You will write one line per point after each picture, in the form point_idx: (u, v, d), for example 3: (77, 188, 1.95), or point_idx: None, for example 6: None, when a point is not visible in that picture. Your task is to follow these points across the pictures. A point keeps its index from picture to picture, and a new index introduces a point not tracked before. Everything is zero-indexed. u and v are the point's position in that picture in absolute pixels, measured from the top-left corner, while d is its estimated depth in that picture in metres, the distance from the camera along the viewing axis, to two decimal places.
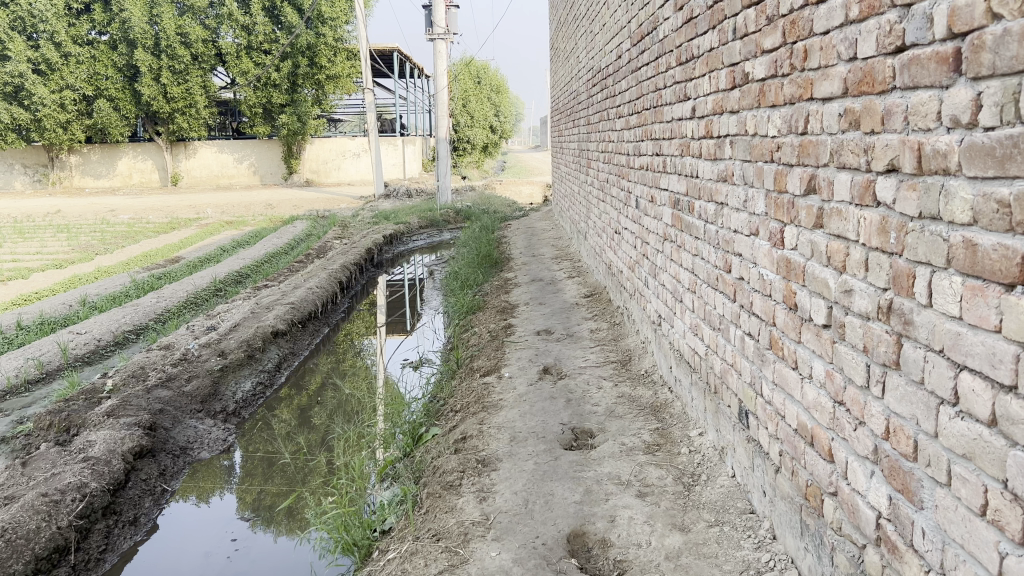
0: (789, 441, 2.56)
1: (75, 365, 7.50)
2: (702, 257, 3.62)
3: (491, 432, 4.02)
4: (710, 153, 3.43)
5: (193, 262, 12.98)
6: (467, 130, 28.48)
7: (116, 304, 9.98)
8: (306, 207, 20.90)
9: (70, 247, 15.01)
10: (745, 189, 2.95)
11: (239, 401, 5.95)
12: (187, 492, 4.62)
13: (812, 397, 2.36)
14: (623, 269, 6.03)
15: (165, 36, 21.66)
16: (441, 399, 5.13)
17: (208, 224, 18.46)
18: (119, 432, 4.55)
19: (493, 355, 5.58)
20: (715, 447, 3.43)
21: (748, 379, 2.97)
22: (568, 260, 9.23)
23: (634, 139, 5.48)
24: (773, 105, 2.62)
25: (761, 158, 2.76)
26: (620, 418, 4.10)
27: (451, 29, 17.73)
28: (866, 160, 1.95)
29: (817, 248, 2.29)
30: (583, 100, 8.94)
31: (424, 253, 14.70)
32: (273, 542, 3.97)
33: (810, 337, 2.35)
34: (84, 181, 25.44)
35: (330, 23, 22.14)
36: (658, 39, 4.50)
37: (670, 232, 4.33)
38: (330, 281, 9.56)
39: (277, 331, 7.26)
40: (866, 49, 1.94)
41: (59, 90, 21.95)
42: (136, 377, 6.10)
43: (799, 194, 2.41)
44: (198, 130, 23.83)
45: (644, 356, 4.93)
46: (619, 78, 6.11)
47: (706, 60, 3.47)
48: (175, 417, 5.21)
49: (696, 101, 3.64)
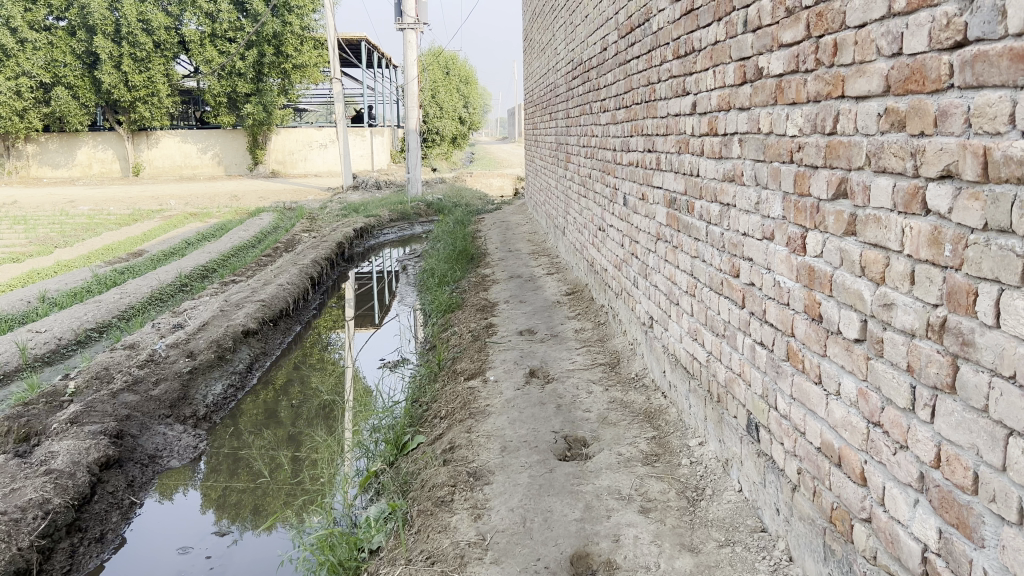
0: (810, 459, 2.42)
1: (34, 365, 7.18)
2: (703, 260, 3.46)
3: (480, 441, 3.84)
4: (713, 152, 3.28)
5: (157, 256, 12.60)
6: (436, 121, 28.20)
7: (77, 300, 9.62)
8: (273, 198, 20.50)
9: (28, 240, 14.50)
10: (757, 190, 2.79)
11: (210, 405, 5.69)
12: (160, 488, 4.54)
13: (840, 416, 2.21)
14: (608, 267, 5.88)
15: (126, 23, 21.06)
16: (424, 404, 4.94)
17: (172, 216, 18.01)
18: (84, 442, 4.29)
19: (477, 357, 5.39)
20: (718, 459, 3.29)
21: (760, 391, 2.83)
22: (546, 256, 9.07)
23: (621, 134, 5.32)
24: (793, 102, 2.47)
25: (778, 158, 2.60)
26: (615, 426, 3.94)
27: (421, 19, 17.42)
28: (913, 164, 1.81)
29: (847, 257, 2.14)
30: (561, 93, 8.76)
31: (395, 246, 14.45)
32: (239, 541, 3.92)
33: (838, 351, 2.20)
34: (41, 171, 24.69)
35: (297, 12, 21.69)
36: (651, 32, 4.33)
37: (664, 231, 4.18)
38: (301, 276, 9.29)
39: (248, 331, 7.00)
40: (915, 44, 1.78)
41: (14, 77, 21.27)
42: (100, 380, 5.81)
43: (825, 198, 2.26)
44: (161, 119, 23.27)
45: (634, 359, 4.79)
46: (604, 71, 5.94)
47: (710, 53, 3.30)
48: (143, 424, 4.95)
49: (697, 97, 3.49)
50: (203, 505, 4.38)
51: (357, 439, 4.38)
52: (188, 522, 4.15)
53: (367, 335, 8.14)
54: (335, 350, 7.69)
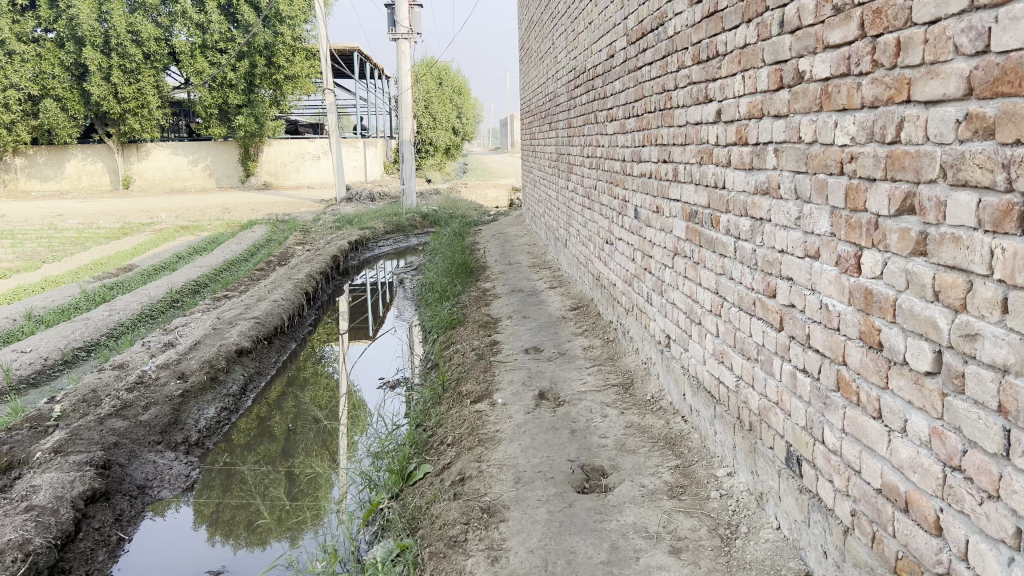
0: (866, 500, 2.20)
1: (19, 388, 6.90)
2: (731, 277, 3.24)
3: (492, 471, 3.60)
4: (743, 163, 3.06)
5: (147, 271, 12.32)
6: (429, 132, 27.99)
7: (65, 318, 9.34)
8: (265, 211, 20.25)
9: (15, 255, 14.18)
10: (798, 204, 2.58)
11: (202, 430, 5.42)
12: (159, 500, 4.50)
13: (906, 456, 1.98)
14: (617, 282, 5.65)
15: (116, 34, 20.82)
16: (428, 429, 4.70)
17: (162, 229, 17.73)
18: (68, 474, 4.04)
19: (482, 378, 5.16)
20: (751, 492, 3.07)
21: (802, 422, 2.60)
22: (547, 269, 8.86)
23: (631, 144, 5.11)
24: (844, 108, 2.25)
25: (823, 169, 2.39)
26: (633, 454, 3.70)
27: (415, 28, 17.23)
28: (1007, 176, 1.59)
29: (915, 279, 1.92)
30: (561, 103, 8.56)
31: (391, 259, 14.22)
32: (233, 555, 3.98)
33: (904, 385, 1.98)
34: (30, 184, 24.35)
35: (288, 22, 21.51)
36: (666, 37, 4.13)
37: (683, 246, 3.96)
38: (296, 292, 9.03)
39: (242, 350, 6.74)
40: (1007, 40, 1.57)
41: (2, 89, 20.98)
42: (87, 403, 5.56)
43: (885, 213, 2.05)
44: (151, 131, 23.02)
45: (649, 380, 4.56)
46: (611, 79, 5.74)
47: (738, 57, 3.09)
48: (132, 452, 4.70)
49: (722, 104, 3.28)
50: (195, 520, 4.35)
51: (360, 467, 4.16)
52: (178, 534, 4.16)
53: (362, 348, 8.06)
54: (330, 363, 7.65)
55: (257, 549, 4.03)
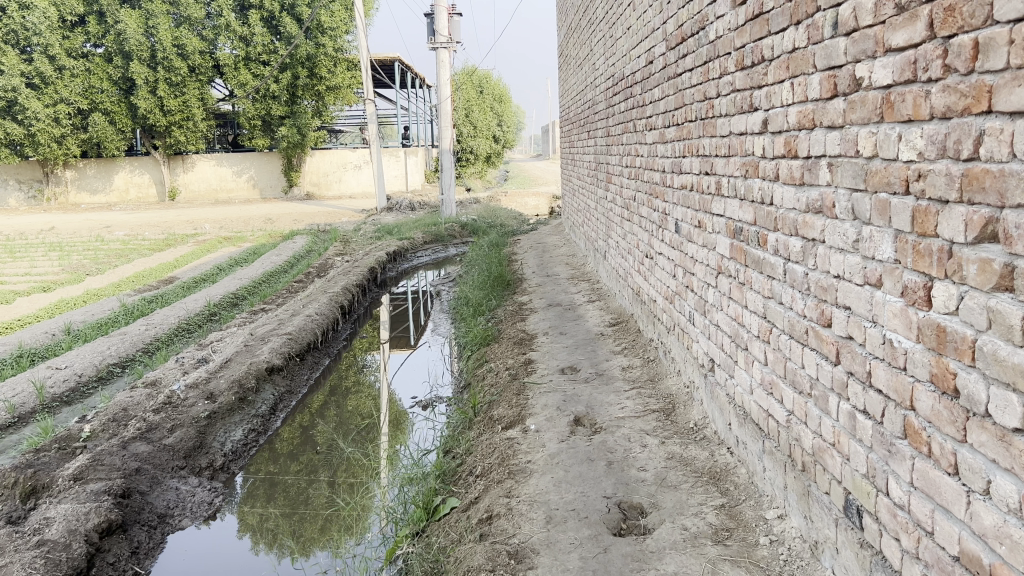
0: (941, 568, 1.92)
1: (52, 406, 6.85)
2: (780, 302, 2.97)
3: (522, 509, 3.39)
4: (793, 178, 2.79)
5: (187, 283, 12.33)
6: (470, 141, 27.90)
7: (103, 332, 9.33)
8: (307, 221, 20.30)
9: (61, 268, 14.32)
10: (856, 226, 2.31)
11: (228, 453, 5.27)
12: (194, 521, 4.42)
13: (991, 524, 1.71)
14: (657, 298, 5.39)
15: (162, 48, 21.07)
16: (458, 457, 4.49)
17: (205, 240, 17.86)
18: (85, 505, 3.90)
19: (515, 401, 4.92)
20: (806, 539, 2.80)
21: (863, 469, 2.33)
22: (586, 282, 8.60)
23: (671, 155, 4.85)
24: (909, 118, 1.98)
25: (885, 187, 2.12)
26: (674, 490, 3.44)
27: (454, 37, 17.09)
28: None
29: (999, 318, 1.65)
30: (600, 110, 8.31)
31: (430, 269, 14.06)
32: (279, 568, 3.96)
33: (988, 440, 1.70)
34: (80, 196, 24.76)
35: (330, 33, 21.59)
36: (707, 41, 3.86)
37: (727, 265, 3.69)
38: (331, 305, 8.89)
39: (273, 368, 6.60)
40: None
41: (53, 104, 21.35)
42: (116, 423, 5.44)
43: (962, 240, 1.77)
44: (196, 143, 23.26)
45: (692, 406, 4.29)
46: (649, 86, 5.49)
47: (786, 62, 2.82)
48: (154, 478, 4.56)
49: (769, 113, 3.01)
50: (239, 530, 4.44)
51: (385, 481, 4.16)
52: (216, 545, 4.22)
53: (401, 357, 8.04)
54: (370, 373, 7.62)
55: (299, 559, 4.05)
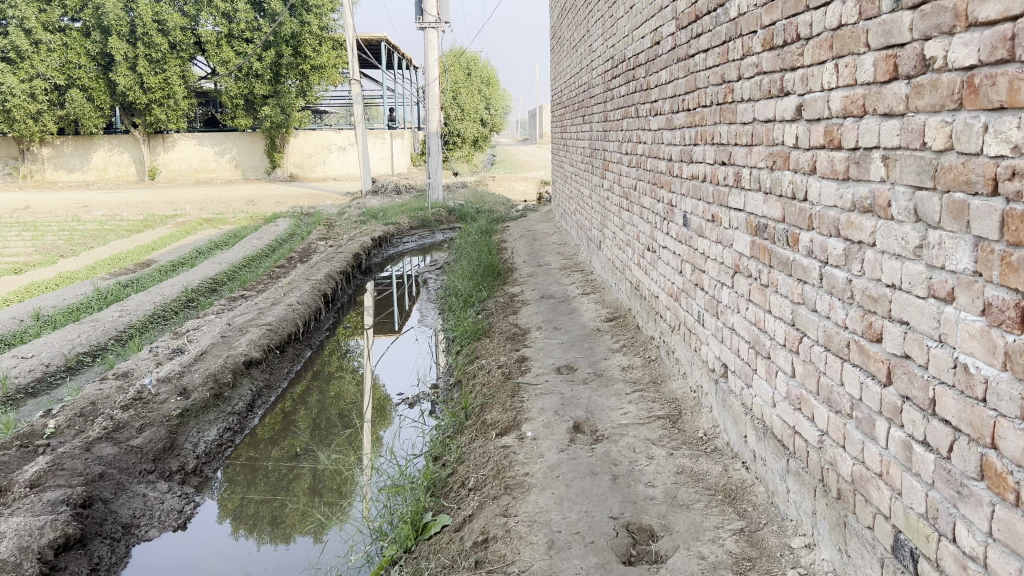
0: None
1: (15, 398, 6.48)
2: (813, 309, 2.68)
3: (521, 531, 3.11)
4: (835, 170, 2.48)
5: (164, 267, 11.91)
6: (457, 124, 27.46)
7: (74, 318, 8.92)
8: (290, 203, 19.86)
9: (35, 248, 13.84)
10: (919, 229, 2.01)
11: (201, 455, 4.93)
12: (162, 531, 4.09)
13: None
14: (659, 295, 5.09)
15: (142, 23, 20.44)
16: (448, 466, 4.20)
17: (185, 221, 17.38)
18: (39, 519, 3.59)
19: (509, 405, 4.62)
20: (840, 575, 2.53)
21: (920, 507, 2.03)
22: (580, 273, 8.27)
23: (679, 143, 4.53)
24: (1001, 106, 1.67)
25: (964, 186, 1.81)
26: (687, 510, 3.13)
27: (443, 17, 16.62)
28: None
29: None
30: (597, 94, 7.95)
31: (416, 256, 13.69)
32: None
33: None
34: (57, 174, 24.12)
35: (315, 11, 21.05)
36: (727, 19, 3.54)
37: (745, 264, 3.39)
38: (313, 294, 8.54)
39: (250, 361, 6.25)
40: None
41: (29, 79, 20.71)
42: (84, 418, 5.05)
43: None
44: (176, 121, 22.65)
45: (701, 414, 4.00)
46: (655, 69, 5.16)
47: (829, 41, 2.51)
48: (119, 485, 4.22)
49: (804, 99, 2.70)
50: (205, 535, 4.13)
51: (366, 489, 3.89)
52: (189, 549, 3.97)
53: (387, 343, 7.94)
54: (355, 358, 7.55)
55: (281, 545, 4.12)
